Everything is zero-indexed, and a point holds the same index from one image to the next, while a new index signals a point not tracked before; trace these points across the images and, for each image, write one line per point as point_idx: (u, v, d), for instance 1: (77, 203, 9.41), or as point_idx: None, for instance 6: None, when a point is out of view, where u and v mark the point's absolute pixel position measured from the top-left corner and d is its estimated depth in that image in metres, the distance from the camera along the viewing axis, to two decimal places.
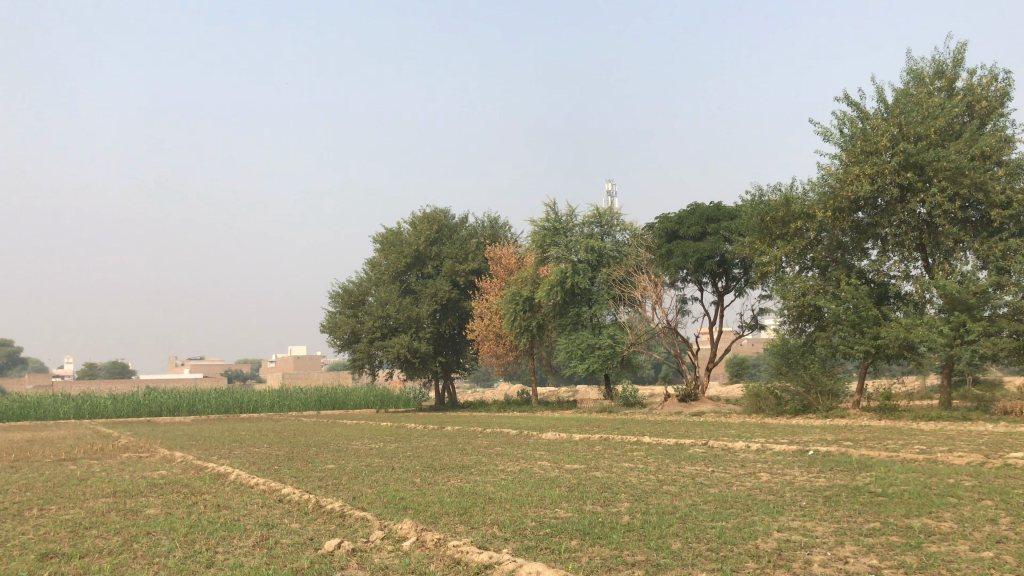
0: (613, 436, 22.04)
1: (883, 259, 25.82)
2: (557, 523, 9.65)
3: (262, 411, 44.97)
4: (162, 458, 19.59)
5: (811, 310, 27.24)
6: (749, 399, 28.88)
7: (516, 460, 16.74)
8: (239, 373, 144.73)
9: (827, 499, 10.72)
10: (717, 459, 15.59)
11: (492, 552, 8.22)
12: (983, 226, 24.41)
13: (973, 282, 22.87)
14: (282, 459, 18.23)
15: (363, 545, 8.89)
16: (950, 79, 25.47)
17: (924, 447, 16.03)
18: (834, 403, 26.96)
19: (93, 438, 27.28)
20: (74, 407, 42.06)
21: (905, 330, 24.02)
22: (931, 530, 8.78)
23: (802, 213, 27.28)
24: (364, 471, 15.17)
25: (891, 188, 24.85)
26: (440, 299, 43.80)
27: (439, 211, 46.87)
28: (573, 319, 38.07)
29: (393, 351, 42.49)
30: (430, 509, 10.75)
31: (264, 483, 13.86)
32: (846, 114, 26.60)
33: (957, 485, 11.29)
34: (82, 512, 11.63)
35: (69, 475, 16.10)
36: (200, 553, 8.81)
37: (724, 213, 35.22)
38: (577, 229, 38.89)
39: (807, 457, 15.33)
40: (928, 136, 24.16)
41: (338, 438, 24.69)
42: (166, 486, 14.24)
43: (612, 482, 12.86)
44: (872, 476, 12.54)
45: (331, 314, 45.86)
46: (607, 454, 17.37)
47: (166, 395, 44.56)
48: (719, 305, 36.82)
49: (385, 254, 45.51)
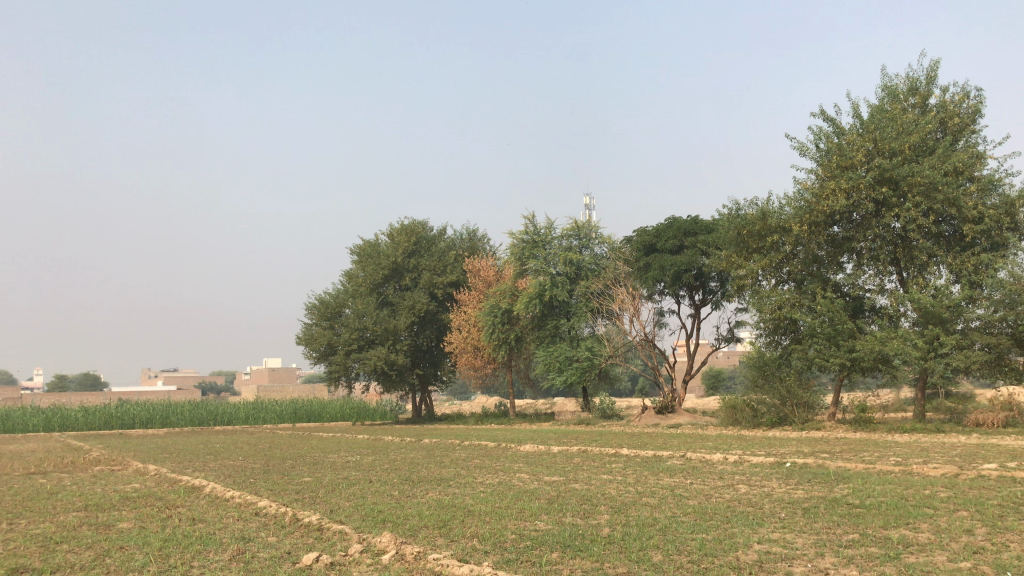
0: (590, 448, 22.05)
1: (858, 272, 26.06)
2: (538, 536, 9.59)
3: (236, 423, 44.54)
4: (134, 471, 19.33)
5: (787, 323, 27.41)
6: (726, 411, 28.97)
7: (495, 472, 16.66)
8: (213, 384, 143.40)
9: (806, 511, 10.76)
10: (695, 471, 15.61)
11: (472, 565, 8.15)
12: (956, 241, 24.70)
13: (946, 296, 23.12)
14: (257, 472, 18.01)
15: (342, 559, 8.78)
16: (923, 96, 25.83)
17: (900, 459, 16.15)
18: (810, 416, 27.18)
19: (63, 451, 26.87)
20: (44, 419, 41.41)
21: (879, 343, 24.21)
22: (909, 540, 8.82)
23: (778, 227, 27.49)
24: (341, 484, 15.04)
25: (866, 203, 25.10)
26: (417, 312, 43.63)
27: (417, 223, 46.79)
28: (551, 331, 38.09)
29: (369, 363, 42.25)
30: (409, 522, 10.66)
31: (239, 496, 13.68)
32: (822, 129, 26.88)
33: (932, 497, 11.36)
34: (52, 527, 11.42)
35: (39, 489, 15.81)
36: (175, 568, 8.65)
37: (700, 227, 35.43)
38: (555, 242, 38.96)
39: (785, 470, 15.37)
40: (902, 151, 24.49)
41: (314, 450, 24.50)
42: (138, 499, 14.01)
43: (592, 495, 12.84)
44: (850, 488, 12.59)
45: (307, 326, 45.61)
46: (586, 466, 17.34)
47: (138, 407, 43.98)
48: (696, 318, 36.99)
49: (362, 266, 45.37)
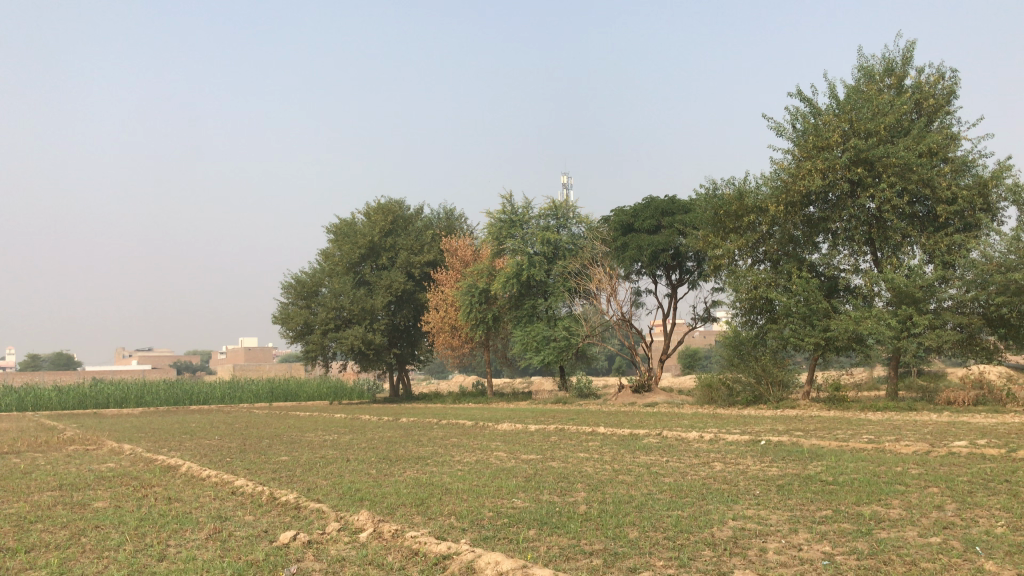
0: (568, 427, 22.15)
1: (833, 253, 26.28)
2: (516, 513, 9.63)
3: (213, 403, 44.35)
4: (110, 450, 19.18)
5: (763, 302, 27.61)
6: (701, 390, 29.19)
7: (472, 450, 16.70)
8: (188, 364, 142.26)
9: (780, 488, 10.89)
10: (671, 449, 15.74)
11: (450, 543, 8.17)
12: (930, 221, 24.93)
13: (920, 276, 23.35)
14: (234, 451, 17.92)
15: (320, 537, 8.78)
16: (899, 77, 25.96)
17: (873, 437, 16.36)
18: (785, 394, 27.46)
19: (36, 430, 26.60)
20: (17, 398, 41.01)
21: (853, 322, 24.44)
22: (881, 516, 8.95)
23: (755, 207, 27.62)
24: (317, 463, 15.00)
25: (842, 183, 25.25)
26: (394, 291, 43.48)
27: (393, 202, 46.54)
28: (529, 311, 38.13)
29: (347, 343, 42.11)
30: (386, 500, 10.68)
31: (216, 475, 13.62)
32: (798, 110, 27.01)
33: (904, 473, 11.54)
34: (27, 506, 11.32)
35: (13, 469, 15.65)
36: (152, 546, 8.61)
37: (678, 207, 35.54)
38: (532, 221, 38.88)
39: (760, 447, 15.52)
40: (878, 132, 24.64)
41: (290, 430, 24.42)
42: (114, 479, 13.91)
43: (569, 473, 12.90)
44: (824, 465, 12.74)
45: (283, 306, 45.40)
46: (563, 445, 17.41)
47: (113, 386, 43.62)
48: (673, 298, 37.19)
49: (338, 245, 45.14)
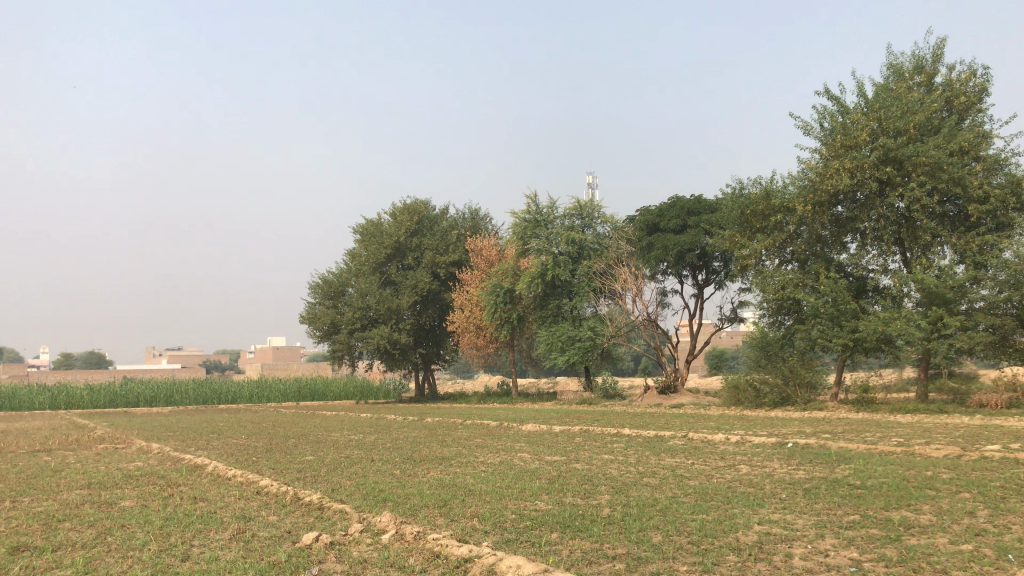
0: (592, 428, 22.07)
1: (862, 253, 25.98)
2: (538, 516, 9.59)
3: (241, 402, 44.72)
4: (138, 449, 19.40)
5: (790, 303, 27.37)
6: (728, 391, 28.92)
7: (496, 452, 16.66)
8: (217, 364, 143.58)
9: (807, 492, 10.75)
10: (697, 451, 15.61)
11: (471, 545, 8.14)
12: (961, 221, 24.56)
13: (951, 276, 22.99)
14: (260, 450, 18.02)
15: (342, 539, 8.79)
16: (930, 74, 25.59)
17: (902, 440, 16.16)
18: (812, 395, 27.18)
19: (67, 429, 26.93)
20: (50, 397, 41.61)
21: (882, 323, 24.14)
22: (910, 522, 8.80)
23: (782, 207, 27.39)
24: (342, 464, 15.05)
25: (871, 182, 24.94)
26: (420, 291, 43.58)
27: (419, 202, 46.63)
28: (553, 311, 38.04)
29: (372, 342, 42.29)
30: (410, 502, 10.68)
31: (242, 475, 13.72)
32: (826, 108, 26.72)
33: (934, 478, 11.36)
34: (55, 505, 11.45)
35: (44, 467, 15.87)
36: (176, 546, 8.67)
37: (704, 207, 35.32)
38: (557, 221, 38.81)
39: (786, 450, 15.38)
40: (907, 130, 24.30)
41: (316, 429, 24.54)
42: (141, 478, 14.05)
43: (593, 475, 12.84)
44: (851, 469, 12.58)
45: (310, 306, 45.72)
46: (588, 446, 17.32)
47: (143, 385, 44.11)
48: (699, 298, 36.96)
49: (365, 245, 45.36)
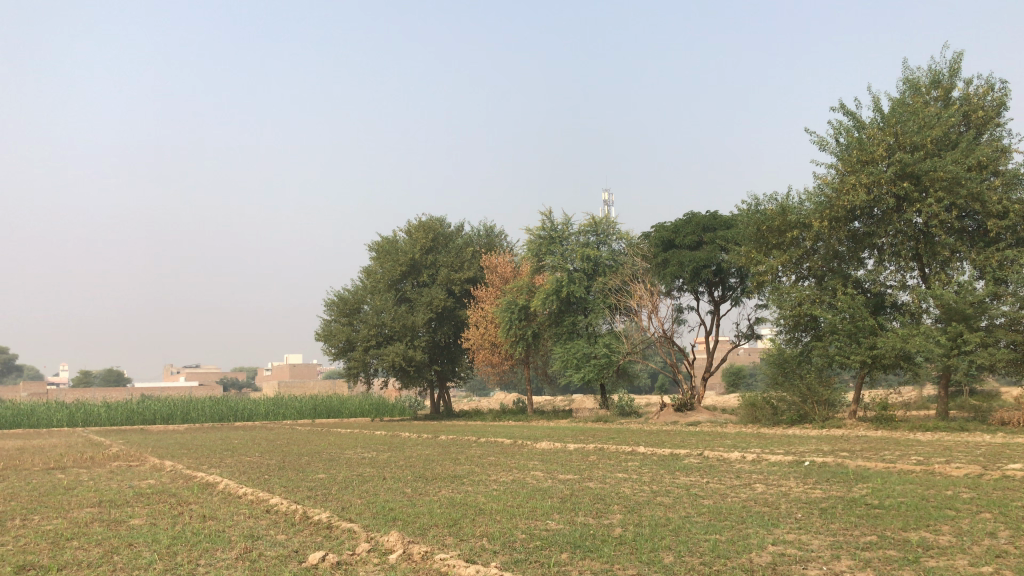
0: (608, 446, 21.87)
1: (880, 268, 25.72)
2: (549, 536, 9.45)
3: (257, 419, 44.84)
4: (151, 467, 19.39)
5: (807, 319, 27.12)
6: (745, 409, 28.68)
7: (509, 469, 16.54)
8: (234, 381, 144.08)
9: (823, 512, 10.54)
10: (712, 469, 15.43)
11: (478, 566, 8.02)
12: (980, 236, 24.28)
13: (971, 292, 22.72)
14: (273, 468, 17.98)
15: (350, 558, 8.69)
16: (946, 89, 25.40)
17: (922, 458, 15.90)
18: (831, 413, 26.87)
19: (82, 447, 26.93)
20: (67, 414, 41.73)
21: (901, 340, 23.87)
22: (929, 543, 8.60)
23: (798, 222, 27.23)
24: (354, 481, 14.98)
25: (888, 198, 24.72)
26: (435, 308, 43.49)
27: (434, 219, 46.71)
28: (569, 328, 37.87)
29: (388, 359, 42.27)
30: (419, 520, 10.57)
31: (252, 492, 13.65)
32: (841, 123, 26.54)
33: (954, 497, 11.12)
34: (65, 523, 11.42)
35: (56, 484, 15.86)
36: (181, 565, 8.60)
37: (720, 223, 35.16)
38: (572, 238, 38.73)
39: (803, 468, 15.15)
40: (924, 145, 24.11)
41: (330, 447, 24.42)
42: (153, 495, 14.02)
43: (606, 494, 12.67)
44: (869, 488, 12.37)
45: (326, 323, 45.81)
46: (602, 464, 17.18)
47: (159, 402, 44.25)
48: (716, 315, 36.71)
49: (380, 262, 45.38)
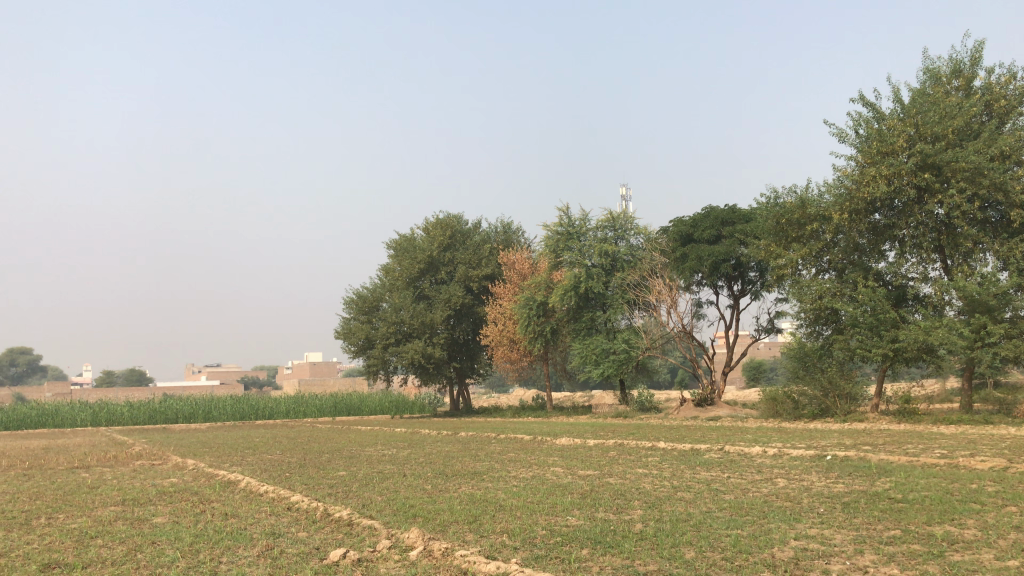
0: (628, 441, 21.79)
1: (901, 261, 25.49)
2: (569, 532, 9.42)
3: (278, 417, 45.10)
4: (174, 465, 19.54)
5: (828, 313, 26.95)
6: (766, 403, 28.49)
7: (529, 466, 16.52)
8: (255, 380, 144.83)
9: (846, 506, 10.45)
10: (733, 465, 15.34)
11: (499, 562, 8.01)
12: (1004, 227, 24.01)
13: (994, 283, 22.47)
14: (294, 465, 18.08)
15: (371, 555, 8.71)
16: (968, 78, 25.08)
17: (946, 451, 15.73)
18: (853, 407, 26.66)
19: (106, 445, 27.13)
20: (90, 414, 42.15)
21: (924, 332, 23.63)
22: (954, 537, 8.50)
23: (818, 215, 27.03)
24: (374, 479, 15.01)
25: (909, 189, 24.46)
26: (453, 305, 43.54)
27: (452, 216, 46.77)
28: (587, 324, 37.82)
29: (407, 356, 42.34)
30: (440, 517, 10.57)
31: (273, 490, 13.72)
32: (861, 115, 26.31)
33: (979, 491, 10.98)
34: (89, 521, 11.53)
35: (80, 483, 16.01)
36: (204, 563, 8.65)
37: (739, 216, 34.96)
38: (590, 233, 38.62)
39: (825, 462, 15.03)
40: (945, 136, 23.84)
41: (351, 444, 24.51)
42: (175, 494, 14.11)
43: (626, 489, 12.64)
44: (892, 482, 12.25)
45: (345, 321, 46.00)
46: (622, 460, 17.15)
47: (182, 401, 44.61)
48: (736, 309, 36.52)
49: (399, 260, 45.46)
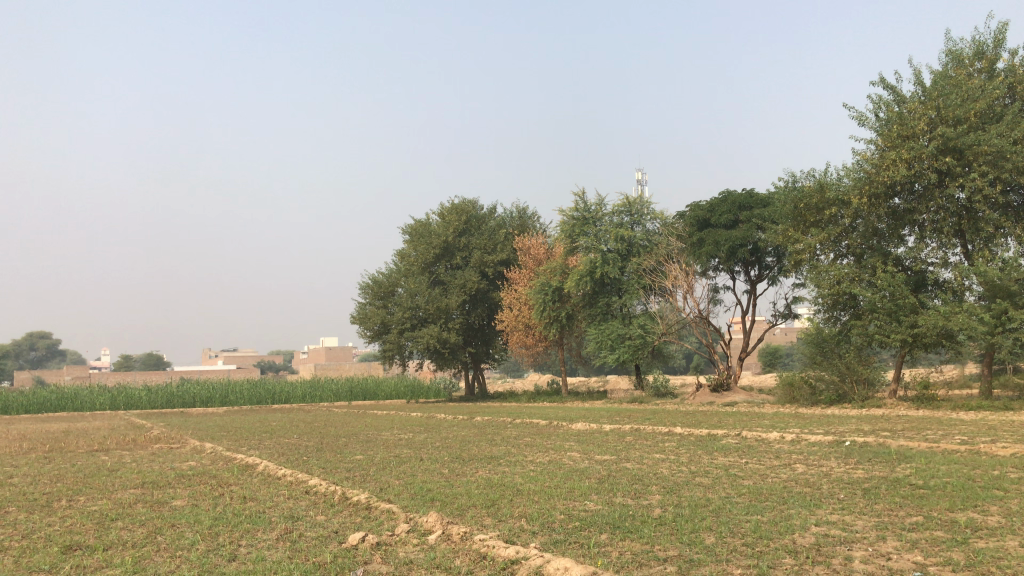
0: (643, 427, 21.73)
1: (920, 245, 25.26)
2: (588, 516, 9.39)
3: (294, 402, 45.27)
4: (192, 449, 19.68)
5: (846, 298, 26.74)
6: (783, 388, 28.36)
7: (545, 450, 16.50)
8: (270, 364, 145.54)
9: (867, 492, 10.38)
10: (751, 450, 15.27)
11: (518, 547, 7.98)
12: None
13: (1015, 268, 22.24)
14: (311, 449, 18.15)
15: (389, 539, 8.71)
16: (991, 60, 24.73)
17: (966, 438, 15.56)
18: (870, 393, 26.49)
19: (125, 429, 27.33)
20: (108, 397, 42.43)
21: (943, 318, 23.41)
22: (978, 524, 8.40)
23: (837, 200, 26.78)
24: (391, 463, 15.04)
25: (929, 174, 24.16)
26: (468, 290, 43.53)
27: (467, 202, 46.67)
28: (603, 309, 37.76)
29: (422, 342, 42.43)
30: (458, 501, 10.58)
31: (291, 474, 13.79)
32: (881, 98, 26.00)
33: (1002, 478, 10.87)
34: (109, 503, 11.61)
35: (100, 466, 16.13)
36: (223, 546, 8.68)
37: (756, 201, 34.70)
38: (606, 218, 38.44)
39: (844, 448, 14.92)
40: (967, 119, 23.54)
41: (368, 429, 24.57)
42: (193, 477, 14.19)
43: (643, 474, 12.61)
44: (913, 468, 12.16)
45: (361, 306, 46.13)
46: (638, 445, 17.11)
47: (199, 386, 44.84)
48: (753, 295, 36.35)
49: (414, 245, 45.44)
